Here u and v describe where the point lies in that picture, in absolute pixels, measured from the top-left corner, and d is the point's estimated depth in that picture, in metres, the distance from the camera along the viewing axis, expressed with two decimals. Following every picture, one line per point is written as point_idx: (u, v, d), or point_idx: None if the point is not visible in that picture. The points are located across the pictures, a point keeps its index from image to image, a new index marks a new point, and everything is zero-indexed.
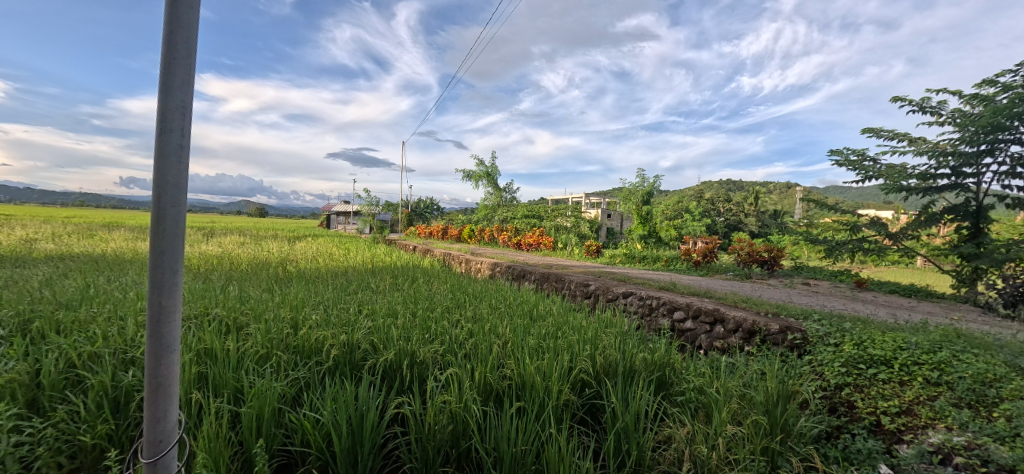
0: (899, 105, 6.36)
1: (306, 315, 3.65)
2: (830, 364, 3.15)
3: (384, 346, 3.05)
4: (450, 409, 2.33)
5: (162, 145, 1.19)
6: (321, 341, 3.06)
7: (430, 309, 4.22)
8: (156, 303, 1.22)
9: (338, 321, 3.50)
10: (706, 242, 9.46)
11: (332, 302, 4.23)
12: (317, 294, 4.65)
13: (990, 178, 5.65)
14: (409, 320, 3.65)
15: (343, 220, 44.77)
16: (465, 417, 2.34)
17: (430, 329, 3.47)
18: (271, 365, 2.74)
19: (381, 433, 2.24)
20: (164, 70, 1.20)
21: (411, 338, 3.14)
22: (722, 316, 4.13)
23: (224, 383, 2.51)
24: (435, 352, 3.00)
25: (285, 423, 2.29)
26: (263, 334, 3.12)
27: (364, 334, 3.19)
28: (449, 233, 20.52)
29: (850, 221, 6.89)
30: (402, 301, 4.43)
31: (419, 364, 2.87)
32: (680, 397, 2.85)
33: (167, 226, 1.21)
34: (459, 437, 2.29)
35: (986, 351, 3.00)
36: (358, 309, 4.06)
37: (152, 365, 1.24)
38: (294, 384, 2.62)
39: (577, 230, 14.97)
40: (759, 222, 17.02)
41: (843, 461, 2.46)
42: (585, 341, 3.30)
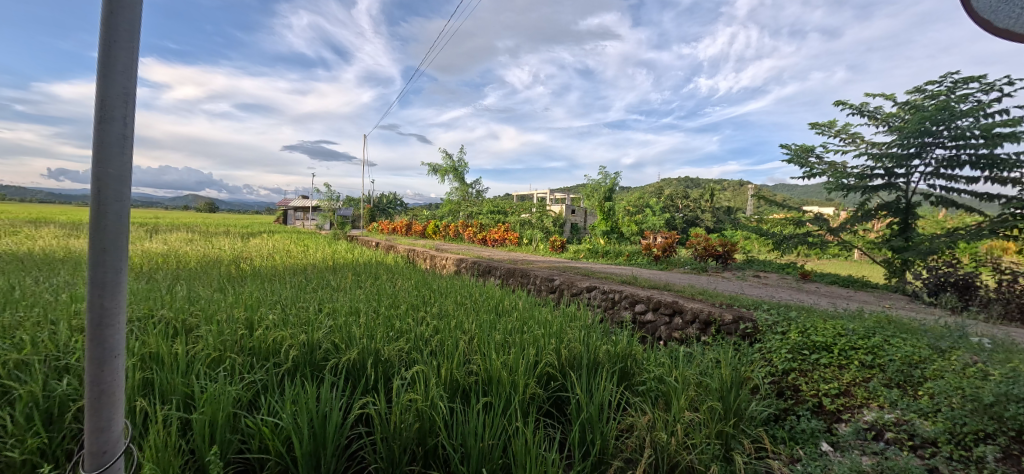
0: (842, 107, 6.79)
1: (264, 314, 3.57)
2: (777, 351, 3.35)
3: (346, 345, 3.02)
4: (416, 407, 2.33)
5: (103, 134, 1.13)
6: (278, 341, 2.98)
7: (393, 306, 4.19)
8: (96, 305, 1.17)
9: (297, 321, 3.41)
10: (664, 237, 9.81)
11: (290, 301, 4.11)
12: (274, 293, 4.54)
13: (918, 178, 6.11)
14: (372, 318, 3.60)
15: (302, 215, 43.34)
16: (431, 414, 2.35)
17: (395, 327, 3.45)
18: (224, 369, 2.65)
19: (345, 434, 2.21)
20: (103, 54, 1.13)
21: (375, 336, 3.11)
22: (680, 308, 4.31)
23: (173, 388, 2.41)
24: (400, 350, 2.98)
25: (242, 428, 2.23)
26: (215, 336, 3.01)
27: (325, 334, 3.13)
28: (413, 229, 20.29)
29: (795, 217, 7.33)
30: (365, 299, 4.36)
31: (383, 363, 2.84)
32: (641, 386, 2.97)
33: (109, 221, 1.16)
34: (426, 434, 2.29)
35: (913, 335, 3.27)
36: (318, 308, 3.98)
37: (94, 372, 1.19)
38: (250, 388, 2.54)
39: (542, 226, 15.30)
40: (715, 218, 17.84)
41: (790, 441, 2.65)
42: (550, 335, 3.37)
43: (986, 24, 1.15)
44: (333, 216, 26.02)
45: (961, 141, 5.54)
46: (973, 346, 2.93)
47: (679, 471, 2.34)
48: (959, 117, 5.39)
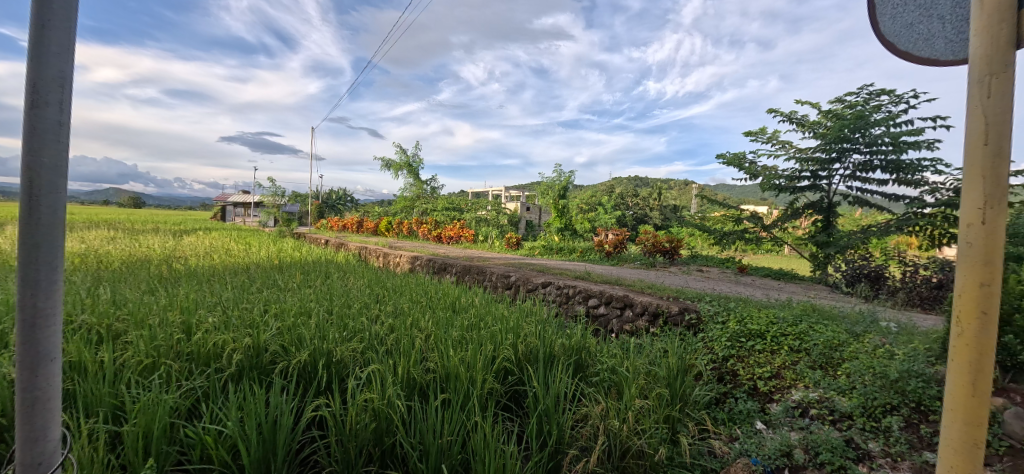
0: (774, 114, 7.31)
1: (203, 318, 3.39)
2: (718, 340, 3.61)
3: (296, 347, 2.94)
4: (373, 407, 2.31)
5: (35, 120, 1.06)
6: (219, 346, 2.85)
7: (346, 305, 4.12)
8: (29, 306, 1.10)
9: (240, 323, 3.27)
10: (615, 234, 10.16)
11: (232, 303, 3.93)
12: (214, 294, 4.31)
13: (839, 180, 6.69)
14: (324, 318, 3.53)
15: (244, 211, 40.92)
16: (389, 413, 2.34)
17: (348, 326, 3.40)
18: (158, 376, 2.50)
19: (297, 438, 2.15)
20: (35, 34, 1.06)
21: (327, 337, 3.05)
22: (631, 302, 4.52)
23: (99, 399, 2.25)
24: (354, 350, 2.95)
25: (181, 437, 2.12)
26: (146, 342, 2.83)
27: (272, 336, 3.03)
28: (365, 226, 19.74)
29: (734, 214, 7.83)
30: (315, 299, 4.25)
31: (336, 364, 2.79)
32: (595, 377, 3.12)
33: (43, 215, 1.09)
34: (383, 434, 2.28)
35: (833, 321, 3.63)
36: (263, 309, 3.83)
37: (26, 377, 1.13)
38: (189, 395, 2.42)
39: (497, 223, 15.37)
40: (663, 216, 18.63)
41: (729, 422, 2.88)
42: (507, 331, 3.44)
43: (894, 47, 1.30)
44: (277, 213, 24.69)
45: (874, 148, 6.15)
46: (881, 330, 3.31)
47: (630, 456, 2.47)
48: (873, 125, 5.98)
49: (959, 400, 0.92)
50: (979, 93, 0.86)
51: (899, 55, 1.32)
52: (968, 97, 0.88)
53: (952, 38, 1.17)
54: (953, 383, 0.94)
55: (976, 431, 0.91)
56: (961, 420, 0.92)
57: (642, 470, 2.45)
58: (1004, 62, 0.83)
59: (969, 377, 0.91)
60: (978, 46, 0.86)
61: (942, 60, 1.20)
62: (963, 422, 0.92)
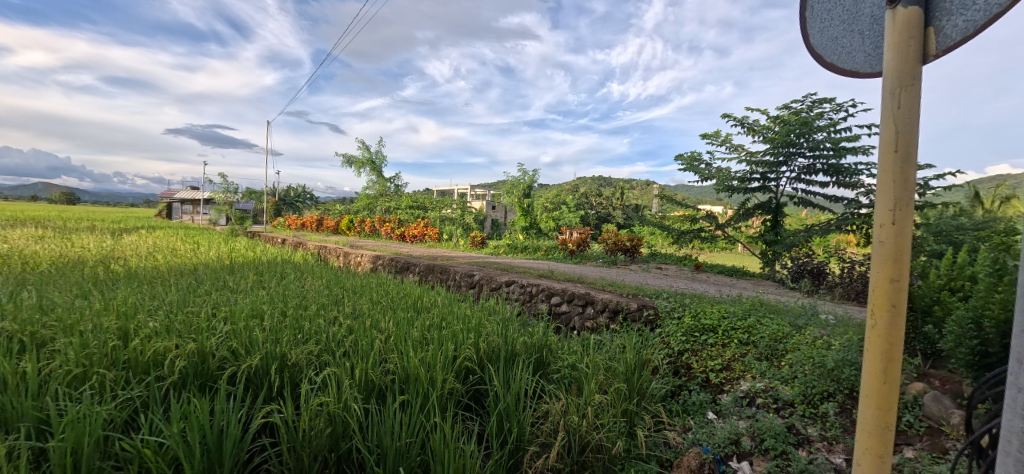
0: (727, 119, 7.62)
1: (142, 323, 3.19)
2: (674, 335, 3.73)
3: (246, 351, 2.81)
4: (328, 411, 2.24)
5: None
6: (161, 351, 2.68)
7: (301, 306, 3.99)
8: None
9: (184, 328, 3.10)
10: (578, 233, 10.32)
11: (177, 306, 3.72)
12: (156, 297, 4.07)
13: (786, 182, 7.06)
14: (277, 320, 3.40)
15: (193, 208, 38.82)
16: (344, 417, 2.28)
17: (303, 329, 3.29)
18: (90, 387, 2.33)
19: (246, 447, 2.05)
20: None
21: (280, 340, 2.94)
22: (592, 299, 4.61)
23: (20, 414, 2.07)
24: (309, 354, 2.86)
25: (117, 451, 1.99)
26: (77, 350, 2.64)
27: (220, 341, 2.89)
28: (326, 225, 19.18)
29: (691, 214, 8.11)
30: (268, 300, 4.09)
31: (290, 368, 2.69)
32: (556, 374, 3.16)
33: None
34: (339, 439, 2.22)
35: (779, 315, 3.83)
36: (211, 312, 3.65)
37: None
38: (125, 406, 2.27)
39: (462, 221, 15.30)
40: (625, 215, 19.08)
41: (683, 413, 3.00)
42: (469, 330, 3.42)
43: (823, 59, 1.14)
44: (230, 211, 23.55)
45: (817, 152, 6.53)
46: (821, 322, 3.53)
47: (589, 450, 2.53)
48: (816, 131, 6.34)
49: (872, 388, 0.91)
50: (890, 104, 0.87)
51: (830, 67, 1.15)
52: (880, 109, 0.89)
53: (871, 51, 1.01)
54: (867, 371, 0.92)
55: (887, 416, 0.89)
56: (874, 407, 0.90)
57: (601, 463, 2.50)
58: (913, 75, 0.85)
59: (880, 366, 0.90)
60: (890, 60, 0.88)
61: (863, 73, 1.04)
62: (876, 407, 0.90)
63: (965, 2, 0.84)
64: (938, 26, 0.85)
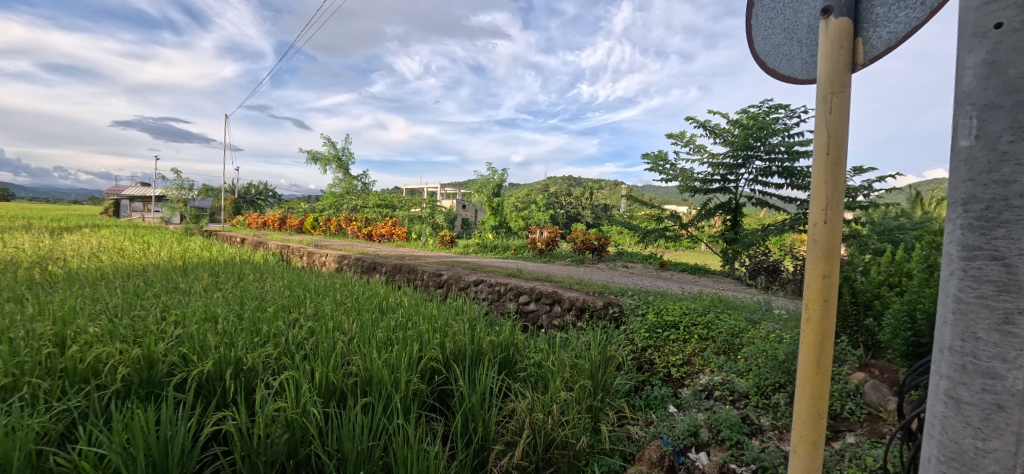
0: (691, 121, 7.85)
1: (82, 328, 3.00)
2: (638, 331, 3.83)
3: (198, 356, 2.69)
4: (285, 417, 2.17)
5: None
6: (103, 358, 2.53)
7: (260, 309, 3.85)
8: None
9: (130, 333, 2.94)
10: (547, 232, 10.41)
11: (123, 310, 3.53)
12: (100, 300, 3.85)
13: (745, 183, 7.33)
14: (233, 323, 3.28)
15: (145, 206, 36.82)
16: (303, 423, 2.21)
17: (261, 332, 3.19)
18: (21, 399, 2.17)
19: (196, 457, 1.96)
20: None
21: (235, 344, 2.83)
22: (559, 297, 4.66)
23: None
24: (267, 357, 2.77)
25: (51, 466, 1.86)
26: (8, 358, 2.46)
27: (170, 346, 2.76)
28: (290, 223, 18.61)
29: (656, 214, 8.32)
30: (223, 302, 3.94)
31: (246, 372, 2.60)
32: (522, 372, 3.18)
33: None
34: (297, 445, 2.16)
35: (736, 310, 3.98)
36: (161, 316, 3.48)
37: None
38: (61, 418, 2.13)
39: (432, 220, 15.16)
40: (594, 214, 19.37)
41: (646, 408, 3.09)
42: (435, 330, 3.40)
43: (765, 66, 1.19)
44: (185, 208, 22.45)
45: (773, 155, 6.82)
46: (774, 316, 3.69)
47: (554, 447, 2.56)
48: (772, 135, 6.62)
49: (807, 378, 0.96)
50: (822, 109, 0.93)
51: (773, 74, 1.21)
52: (813, 114, 0.94)
53: (808, 58, 1.06)
54: (802, 362, 0.98)
55: (820, 405, 0.95)
56: (808, 396, 0.96)
57: (566, 459, 2.53)
58: (842, 82, 0.91)
59: (814, 358, 0.95)
60: (823, 68, 0.93)
61: (800, 79, 1.09)
62: (809, 397, 0.96)
63: (889, 15, 0.90)
64: (866, 37, 0.92)
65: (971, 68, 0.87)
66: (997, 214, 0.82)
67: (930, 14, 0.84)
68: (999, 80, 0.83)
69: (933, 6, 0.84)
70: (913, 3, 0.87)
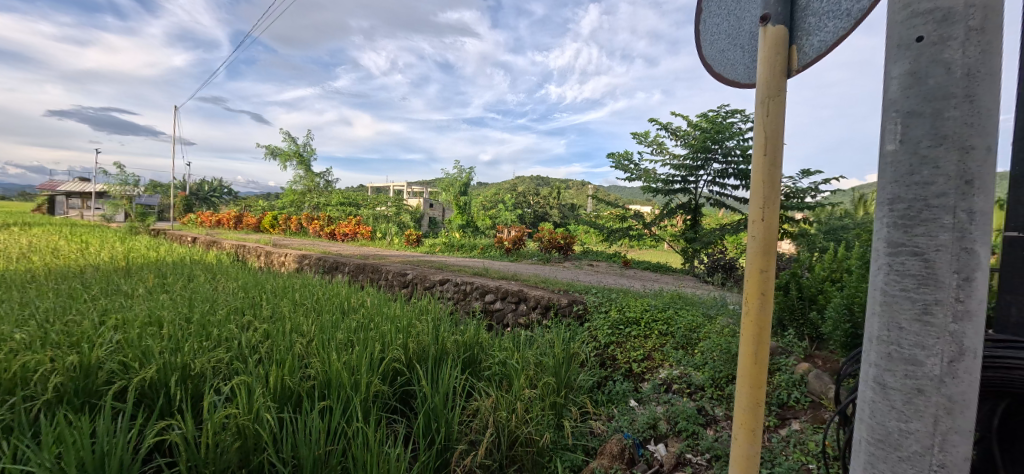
0: (654, 123, 8.06)
1: (8, 335, 2.78)
2: (601, 328, 3.91)
3: (141, 362, 2.55)
4: (236, 424, 2.08)
5: None
6: (32, 367, 2.36)
7: (211, 311, 3.69)
8: None
9: (64, 340, 2.74)
10: (515, 231, 10.46)
11: (57, 315, 3.29)
12: (32, 305, 3.58)
13: (704, 184, 7.59)
14: (180, 327, 3.12)
15: (87, 203, 34.48)
16: (256, 429, 2.13)
17: (211, 335, 3.05)
18: None
19: (136, 470, 1.85)
20: None
21: (181, 349, 2.69)
22: (525, 296, 4.69)
23: None
24: (217, 362, 2.65)
25: None
26: None
27: (109, 353, 2.60)
28: (247, 222, 17.87)
29: (620, 214, 8.51)
30: (170, 305, 3.74)
31: (193, 378, 2.48)
32: (487, 371, 3.19)
33: None
34: (249, 453, 2.08)
35: (694, 307, 4.13)
36: (101, 320, 3.27)
37: None
38: None
39: (397, 219, 14.91)
40: (561, 214, 19.59)
41: (608, 403, 3.16)
42: (398, 330, 3.35)
43: (713, 69, 1.24)
44: (133, 205, 21.17)
45: (730, 157, 7.10)
46: (729, 312, 3.85)
47: (518, 444, 2.58)
48: (729, 138, 6.90)
49: (747, 368, 1.01)
50: (761, 112, 0.98)
51: (720, 78, 1.26)
52: (753, 117, 0.99)
53: (750, 64, 1.11)
54: (742, 353, 1.03)
55: (758, 394, 1.00)
56: (748, 385, 1.01)
57: (530, 456, 2.56)
58: (779, 87, 0.96)
59: (753, 350, 1.00)
60: (761, 72, 0.98)
61: (742, 83, 1.14)
62: (749, 386, 1.01)
63: (820, 24, 0.95)
64: (800, 45, 0.97)
65: (896, 78, 0.94)
66: (917, 213, 0.88)
67: (853, 25, 0.88)
68: (920, 90, 0.89)
69: (858, 16, 0.88)
70: (840, 14, 0.91)
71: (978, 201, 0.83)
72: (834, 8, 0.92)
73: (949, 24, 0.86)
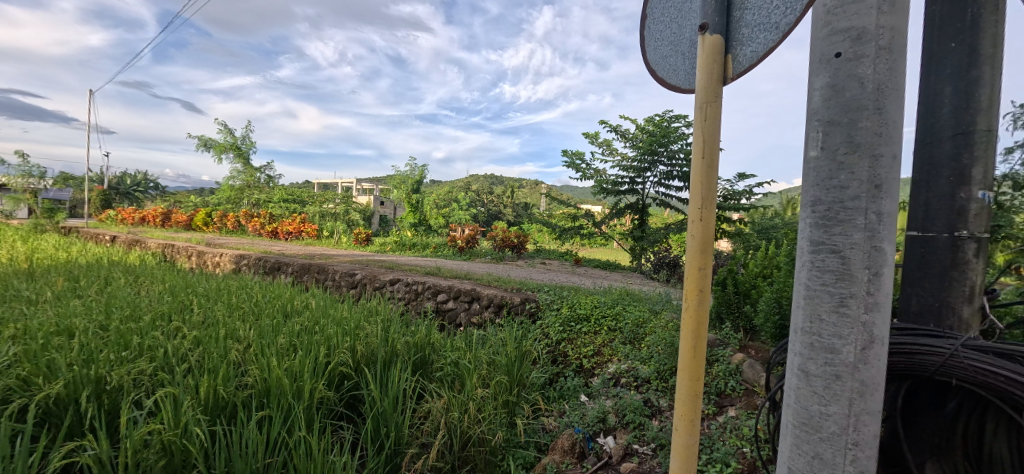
0: (604, 125, 8.29)
1: None
2: (552, 325, 3.98)
3: (46, 378, 2.30)
4: (161, 440, 1.93)
5: None
6: None
7: (134, 318, 3.40)
8: None
9: None
10: (468, 229, 10.41)
11: None
12: None
13: (650, 185, 7.87)
14: (96, 337, 2.86)
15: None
16: (184, 445, 1.99)
17: (131, 345, 2.81)
18: None
19: None
20: None
21: (95, 360, 2.46)
22: (478, 295, 4.69)
23: None
24: (139, 374, 2.45)
25: None
26: None
27: (6, 369, 2.33)
28: (178, 219, 16.63)
29: (571, 213, 8.68)
30: (84, 313, 3.41)
31: (109, 393, 2.27)
32: (438, 372, 3.15)
33: None
34: (177, 470, 1.93)
35: (642, 302, 4.29)
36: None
37: None
38: None
39: (346, 217, 14.41)
40: (515, 212, 19.71)
41: (559, 398, 3.23)
42: (345, 333, 3.25)
43: (656, 73, 1.29)
44: (41, 200, 19.08)
45: (674, 160, 7.43)
46: (673, 307, 4.04)
47: (471, 445, 2.57)
48: (674, 142, 7.22)
49: (686, 361, 1.06)
50: (700, 116, 1.04)
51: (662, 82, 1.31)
52: (693, 120, 1.04)
53: (689, 70, 1.17)
54: (682, 347, 1.08)
55: (696, 386, 1.06)
56: (687, 378, 1.06)
57: (483, 456, 2.55)
58: (716, 93, 1.02)
59: (692, 343, 1.05)
60: (701, 77, 1.04)
61: (682, 88, 1.20)
62: (688, 379, 1.06)
63: (753, 35, 1.00)
64: (735, 54, 1.04)
65: (818, 90, 1.02)
66: (835, 214, 0.97)
67: (780, 38, 0.93)
68: (839, 101, 0.97)
69: (784, 30, 0.93)
70: (770, 27, 0.96)
71: (885, 203, 0.92)
72: (763, 21, 0.98)
73: (863, 42, 0.94)
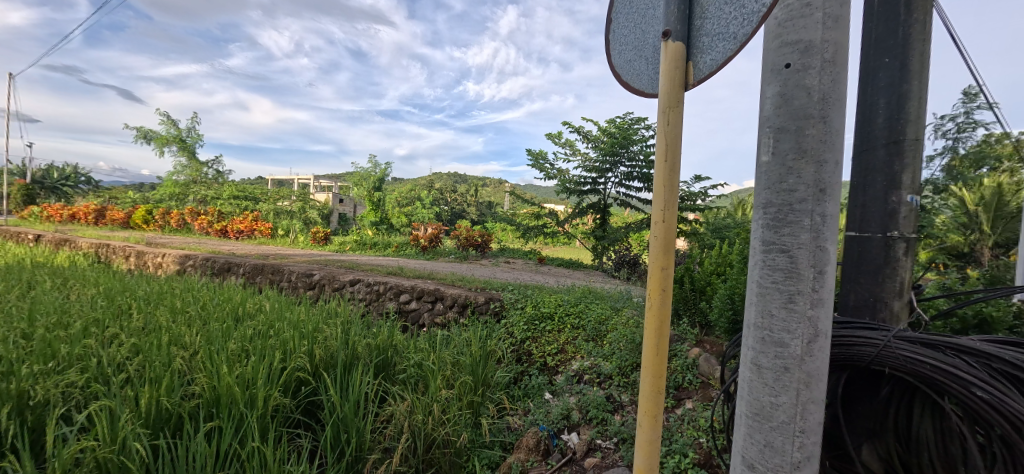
0: (567, 126, 8.41)
1: None
2: (516, 324, 4.00)
3: None
4: (95, 457, 1.79)
5: None
6: None
7: (65, 325, 3.14)
8: None
9: None
10: (430, 228, 10.28)
11: None
12: None
13: (611, 185, 8.07)
14: (19, 347, 2.62)
15: None
16: (122, 462, 1.85)
17: (60, 355, 2.59)
18: None
19: None
20: None
21: (17, 373, 2.25)
22: (441, 295, 4.64)
23: None
24: (69, 387, 2.26)
25: None
26: None
27: None
28: (115, 217, 15.48)
29: (535, 212, 8.74)
30: (4, 321, 3.11)
31: (34, 409, 2.09)
32: (401, 374, 3.10)
33: None
34: None
35: (603, 300, 4.38)
36: None
37: None
38: None
39: (303, 215, 13.90)
40: (479, 211, 19.62)
41: (523, 397, 3.26)
42: (302, 336, 3.13)
43: (621, 77, 1.33)
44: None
45: (635, 161, 7.64)
46: (633, 304, 4.15)
47: (435, 447, 2.54)
48: (633, 144, 7.42)
49: (649, 358, 1.10)
50: (663, 120, 1.07)
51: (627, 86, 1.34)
52: (656, 124, 1.08)
53: (653, 75, 1.21)
54: (646, 344, 1.11)
55: (659, 382, 1.09)
56: (650, 374, 1.10)
57: (447, 458, 2.53)
58: (677, 99, 1.06)
59: (655, 341, 1.09)
60: (664, 83, 1.07)
61: (646, 93, 1.23)
62: (651, 375, 1.10)
63: (712, 44, 1.04)
64: (695, 61, 1.08)
65: (770, 98, 1.07)
66: (784, 216, 1.03)
67: (738, 47, 0.97)
68: (788, 109, 1.03)
69: (742, 40, 0.97)
70: (728, 37, 1.00)
71: (828, 206, 0.99)
72: (722, 31, 1.02)
73: (810, 55, 1.00)
